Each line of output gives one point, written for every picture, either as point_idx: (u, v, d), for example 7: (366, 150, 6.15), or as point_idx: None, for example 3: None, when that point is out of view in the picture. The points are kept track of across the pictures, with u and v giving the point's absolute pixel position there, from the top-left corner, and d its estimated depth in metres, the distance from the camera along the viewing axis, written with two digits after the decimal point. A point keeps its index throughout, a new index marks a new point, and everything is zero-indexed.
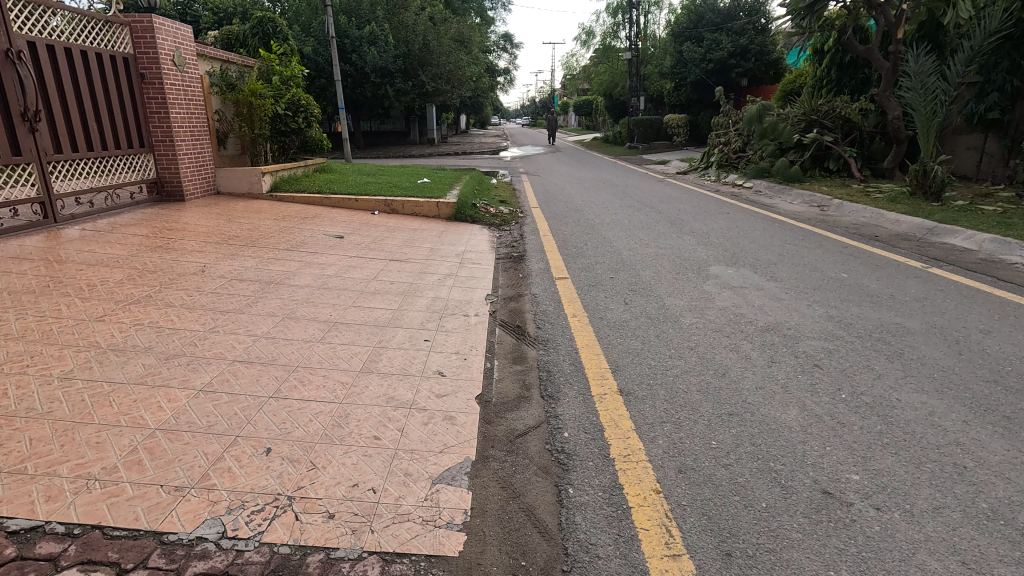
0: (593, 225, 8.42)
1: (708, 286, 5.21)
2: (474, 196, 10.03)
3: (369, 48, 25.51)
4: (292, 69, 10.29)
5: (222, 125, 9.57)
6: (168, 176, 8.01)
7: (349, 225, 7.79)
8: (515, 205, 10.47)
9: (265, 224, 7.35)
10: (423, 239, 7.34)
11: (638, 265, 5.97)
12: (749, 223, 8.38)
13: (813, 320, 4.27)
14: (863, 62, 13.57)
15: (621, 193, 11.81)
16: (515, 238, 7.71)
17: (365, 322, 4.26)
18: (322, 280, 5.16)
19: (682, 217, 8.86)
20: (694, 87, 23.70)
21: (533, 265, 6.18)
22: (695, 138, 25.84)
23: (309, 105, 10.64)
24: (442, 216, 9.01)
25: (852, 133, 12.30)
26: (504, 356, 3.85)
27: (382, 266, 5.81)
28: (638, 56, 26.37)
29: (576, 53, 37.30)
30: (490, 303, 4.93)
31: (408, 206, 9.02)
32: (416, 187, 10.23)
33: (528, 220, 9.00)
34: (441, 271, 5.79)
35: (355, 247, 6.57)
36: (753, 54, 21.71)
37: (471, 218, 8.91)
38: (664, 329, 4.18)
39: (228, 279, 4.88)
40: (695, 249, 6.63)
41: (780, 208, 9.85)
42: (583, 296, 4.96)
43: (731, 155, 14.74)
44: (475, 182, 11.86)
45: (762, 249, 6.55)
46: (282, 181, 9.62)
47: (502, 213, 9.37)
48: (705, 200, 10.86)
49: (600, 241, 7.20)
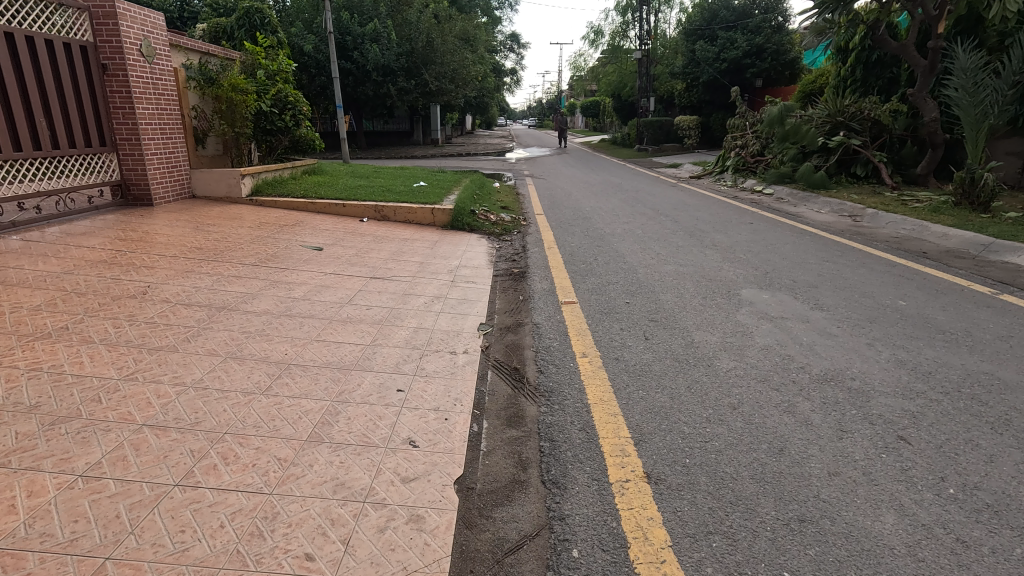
0: (604, 235, 7.61)
1: (742, 316, 4.39)
2: (474, 202, 9.23)
3: (371, 46, 24.84)
4: (279, 63, 9.81)
5: (200, 122, 8.79)
6: (134, 178, 7.27)
7: (333, 233, 7.01)
8: (519, 211, 9.66)
9: (237, 232, 6.57)
10: (415, 251, 6.55)
11: (657, 287, 5.15)
12: (777, 235, 7.54)
13: (881, 367, 3.44)
14: (890, 60, 12.79)
15: (633, 200, 10.99)
16: (517, 251, 6.91)
17: (327, 362, 3.46)
18: (286, 304, 4.37)
19: (702, 227, 8.03)
20: (707, 87, 22.85)
21: (536, 285, 5.38)
22: (707, 141, 24.96)
23: (299, 101, 10.09)
24: (437, 224, 8.22)
25: (881, 137, 11.45)
26: (495, 415, 3.04)
27: (361, 285, 5.02)
28: (648, 56, 25.53)
29: (584, 53, 36.49)
30: (483, 335, 4.12)
31: (401, 213, 8.24)
32: (411, 191, 9.45)
33: (532, 229, 8.20)
34: (429, 292, 5.01)
35: (334, 260, 5.80)
36: (770, 53, 20.82)
37: (469, 226, 8.10)
38: (695, 376, 3.37)
39: (172, 305, 4.09)
40: (721, 268, 5.80)
41: (808, 218, 9.01)
42: (595, 328, 4.15)
43: (749, 159, 13.87)
44: (478, 186, 11.07)
45: (798, 268, 5.72)
46: (265, 184, 8.87)
47: (503, 221, 8.58)
48: (724, 207, 10.02)
49: (613, 256, 6.39)
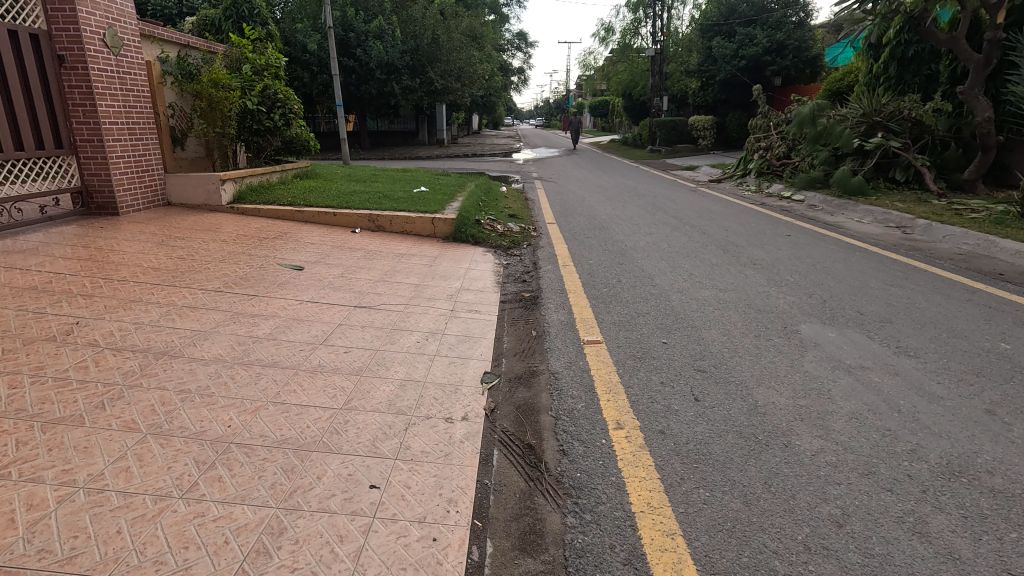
0: (625, 250, 6.74)
1: (811, 364, 3.52)
2: (479, 210, 8.39)
3: (375, 43, 24.09)
4: (268, 57, 8.98)
5: (178, 121, 7.99)
6: (98, 184, 6.47)
7: (320, 248, 6.21)
8: (528, 220, 8.82)
9: (209, 246, 5.76)
10: (412, 269, 5.73)
11: (698, 322, 4.29)
12: (821, 250, 6.66)
13: (1019, 450, 2.57)
14: (928, 56, 11.87)
15: (652, 206, 10.13)
16: (528, 268, 6.06)
17: (282, 438, 2.63)
18: (245, 347, 3.54)
19: (735, 241, 7.15)
20: (723, 86, 21.94)
21: (551, 316, 4.53)
22: (721, 141, 24.02)
23: (291, 98, 9.31)
24: (439, 235, 7.40)
25: (923, 138, 10.51)
26: (504, 532, 2.20)
27: (342, 318, 4.19)
28: (661, 53, 24.60)
29: (594, 51, 35.57)
30: (489, 392, 3.28)
31: (398, 223, 7.42)
32: (411, 198, 8.64)
33: (543, 242, 7.36)
34: (424, 326, 4.18)
35: (314, 283, 4.96)
36: (791, 50, 19.82)
37: (473, 238, 7.27)
38: (772, 464, 2.51)
39: (98, 350, 3.26)
40: (768, 294, 4.93)
41: (849, 229, 8.10)
42: (628, 383, 3.30)
43: (773, 161, 12.96)
44: (483, 192, 10.23)
45: (859, 295, 4.85)
46: (250, 190, 8.07)
47: (511, 232, 7.73)
48: (754, 216, 9.14)
49: (638, 278, 5.52)
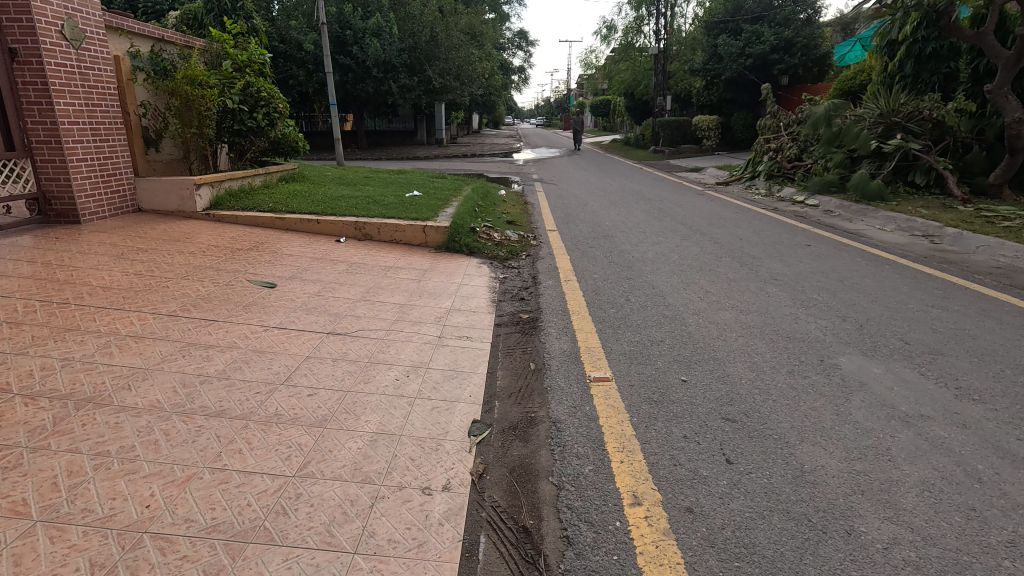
0: (632, 262, 6.19)
1: (859, 412, 2.97)
2: (475, 216, 7.85)
3: (372, 40, 23.55)
4: (251, 52, 8.45)
5: (151, 121, 7.44)
6: (56, 190, 5.94)
7: (298, 260, 5.66)
8: (527, 227, 8.26)
9: (174, 259, 5.22)
10: (398, 285, 5.18)
11: (721, 353, 3.73)
12: (846, 262, 6.12)
13: None
14: (948, 53, 11.33)
15: (659, 212, 9.57)
16: (527, 284, 5.51)
17: (211, 525, 2.08)
18: (189, 390, 2.99)
19: (751, 252, 6.59)
20: (729, 85, 21.39)
21: (552, 344, 3.98)
22: (726, 141, 23.48)
23: (275, 96, 8.76)
24: (430, 244, 6.85)
25: (944, 140, 9.96)
26: None
27: (311, 348, 3.65)
28: (665, 52, 24.06)
29: (595, 50, 35.01)
30: (477, 450, 2.72)
31: (386, 231, 6.88)
32: (402, 203, 8.10)
33: (543, 252, 6.81)
34: (405, 358, 3.64)
35: (286, 304, 4.41)
36: (799, 48, 19.27)
37: (467, 248, 6.72)
38: (836, 564, 1.96)
39: (7, 399, 2.71)
40: (796, 318, 4.38)
41: (872, 238, 7.54)
42: (646, 439, 2.75)
43: (784, 164, 12.40)
44: (480, 196, 9.68)
45: (900, 320, 4.31)
46: (229, 195, 7.52)
47: (508, 241, 7.17)
48: (768, 223, 8.59)
49: (649, 296, 4.96)
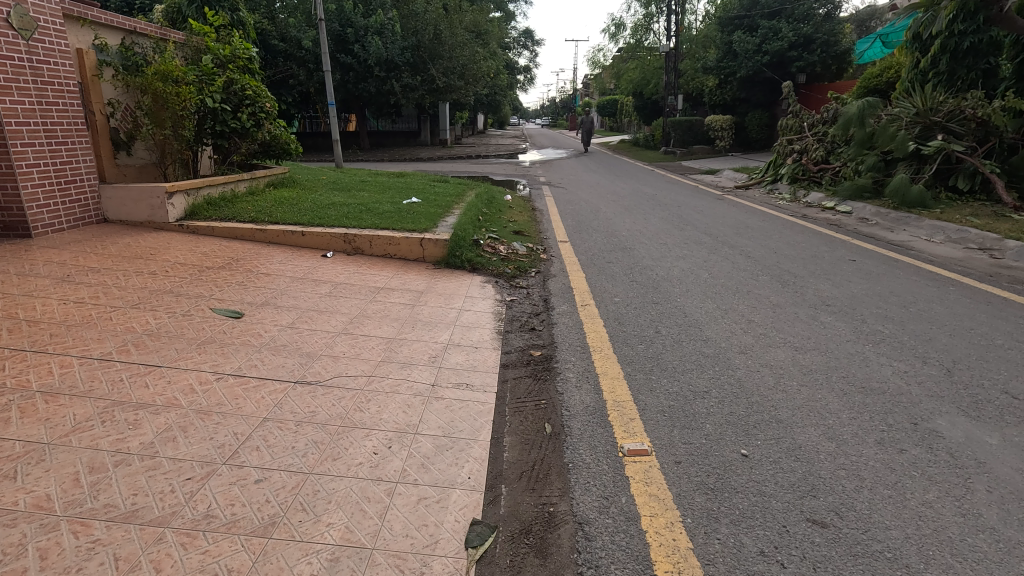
0: (655, 282, 5.44)
1: (993, 512, 2.21)
2: (478, 226, 7.12)
3: (374, 38, 22.88)
4: (234, 47, 7.75)
5: (121, 121, 6.74)
6: (4, 201, 5.25)
7: (276, 281, 4.94)
8: (536, 238, 7.52)
9: (129, 280, 4.51)
10: (388, 313, 4.45)
11: (785, 413, 2.97)
12: (904, 282, 5.34)
13: None
14: (987, 48, 10.53)
15: (679, 220, 8.80)
16: (538, 310, 4.78)
17: None
18: (95, 478, 2.26)
19: (790, 269, 5.82)
20: (743, 83, 20.58)
21: (571, 397, 3.23)
22: (739, 142, 22.66)
23: (262, 94, 8.09)
24: (429, 260, 6.13)
25: (990, 141, 9.13)
26: None
27: (270, 407, 2.91)
28: (676, 49, 23.22)
29: (603, 49, 34.17)
30: (478, 574, 1.99)
31: (379, 244, 6.15)
32: (399, 211, 7.38)
33: (555, 268, 6.07)
34: (388, 420, 2.90)
35: (250, 340, 3.69)
36: (818, 44, 18.44)
37: (469, 264, 5.99)
38: None
39: None
40: (866, 359, 3.62)
41: (923, 251, 6.75)
42: (709, 560, 2.00)
43: (810, 166, 11.61)
44: (484, 201, 8.97)
45: (995, 363, 3.53)
46: (207, 203, 6.82)
47: (515, 255, 6.44)
48: (802, 233, 7.80)
49: (682, 328, 4.21)
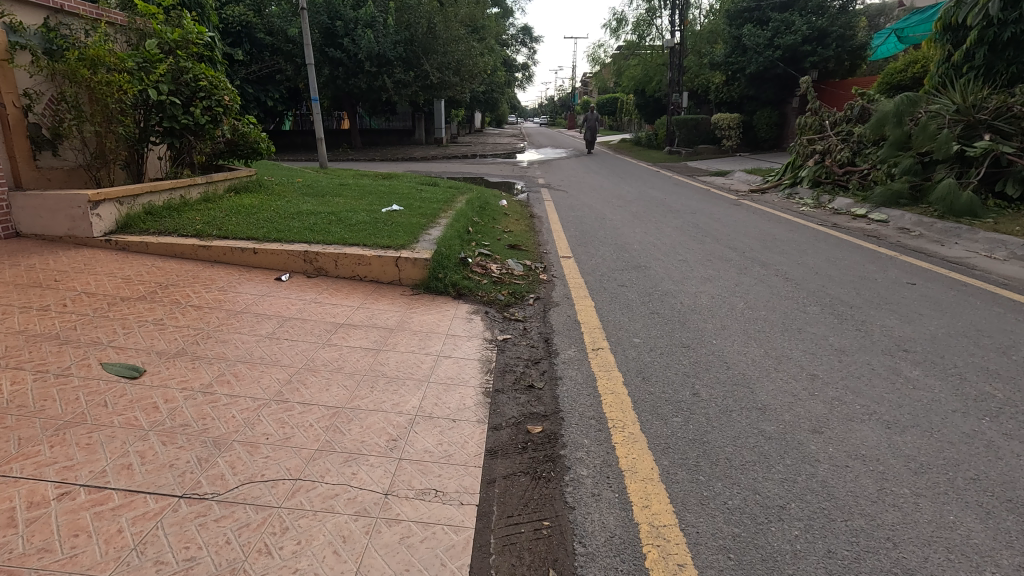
0: (681, 315, 4.43)
1: None
2: (466, 239, 6.11)
3: (364, 31, 21.84)
4: (186, 30, 6.73)
5: (43, 115, 5.70)
6: None
7: (205, 317, 3.92)
8: (534, 252, 6.51)
9: (7, 320, 3.48)
10: (342, 364, 3.44)
11: (910, 555, 1.97)
12: (987, 316, 4.33)
13: None
14: None
15: (696, 230, 7.80)
16: (537, 356, 3.77)
17: None
18: None
19: (841, 297, 4.83)
20: (752, 80, 19.60)
21: (585, 517, 2.22)
22: (747, 141, 21.66)
23: (220, 86, 7.08)
24: (405, 283, 5.11)
25: None
26: None
27: (122, 554, 1.89)
28: (680, 44, 22.19)
29: (602, 45, 33.14)
30: None
31: (345, 263, 5.13)
32: (375, 221, 6.36)
33: (558, 294, 5.06)
34: (308, 574, 1.89)
35: (137, 418, 2.67)
36: (833, 38, 17.35)
37: (453, 288, 4.98)
38: None
39: None
40: (991, 445, 2.62)
41: (988, 271, 5.75)
42: None
43: (834, 169, 10.62)
44: (475, 208, 7.95)
45: None
46: (146, 213, 5.79)
47: (509, 275, 5.43)
48: (839, 247, 6.82)
49: (726, 389, 3.20)
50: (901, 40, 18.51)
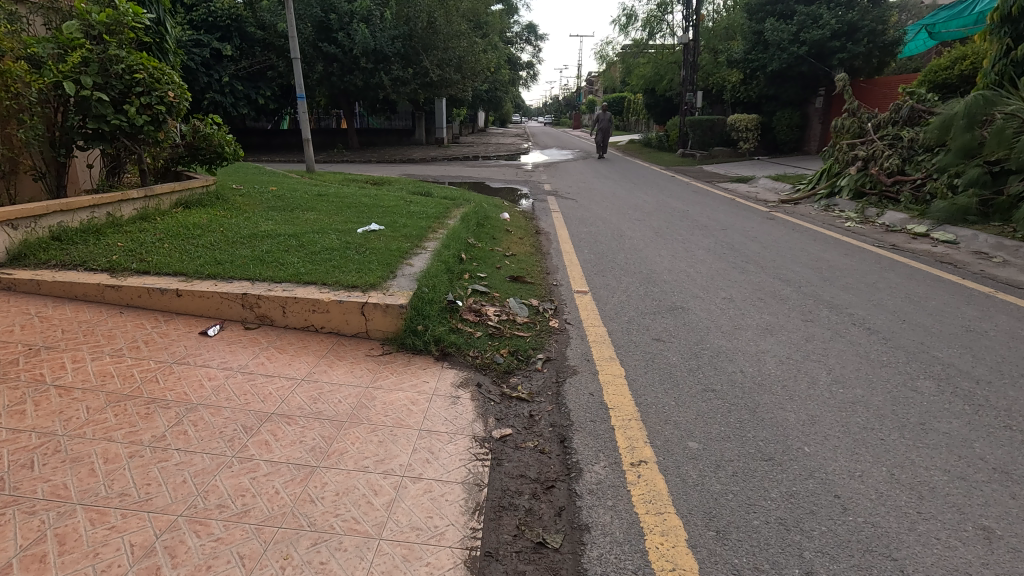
0: (748, 397, 3.19)
1: None
2: (457, 272, 4.89)
3: (360, 26, 20.62)
4: (120, 11, 5.53)
5: None
6: None
7: (69, 408, 2.73)
8: (542, 285, 5.29)
9: None
10: (249, 504, 2.23)
11: None
12: None
13: None
14: None
15: (732, 253, 6.57)
16: (549, 478, 2.56)
17: None
18: None
19: (956, 364, 3.60)
20: (772, 78, 18.37)
21: None
22: (766, 144, 20.37)
23: (165, 80, 5.86)
24: (374, 336, 3.91)
25: None
26: None
27: None
28: (695, 40, 20.92)
29: (609, 42, 31.87)
30: None
31: (295, 310, 3.93)
32: (345, 246, 5.16)
33: (574, 353, 3.84)
34: None
35: None
36: (863, 33, 15.93)
37: (435, 345, 3.77)
38: None
39: None
40: None
41: None
42: None
43: (881, 178, 9.39)
44: (471, 224, 6.74)
45: None
46: (52, 238, 4.60)
47: (509, 323, 4.22)
48: (914, 279, 5.56)
49: (859, 571, 1.97)
50: (934, 36, 17.16)
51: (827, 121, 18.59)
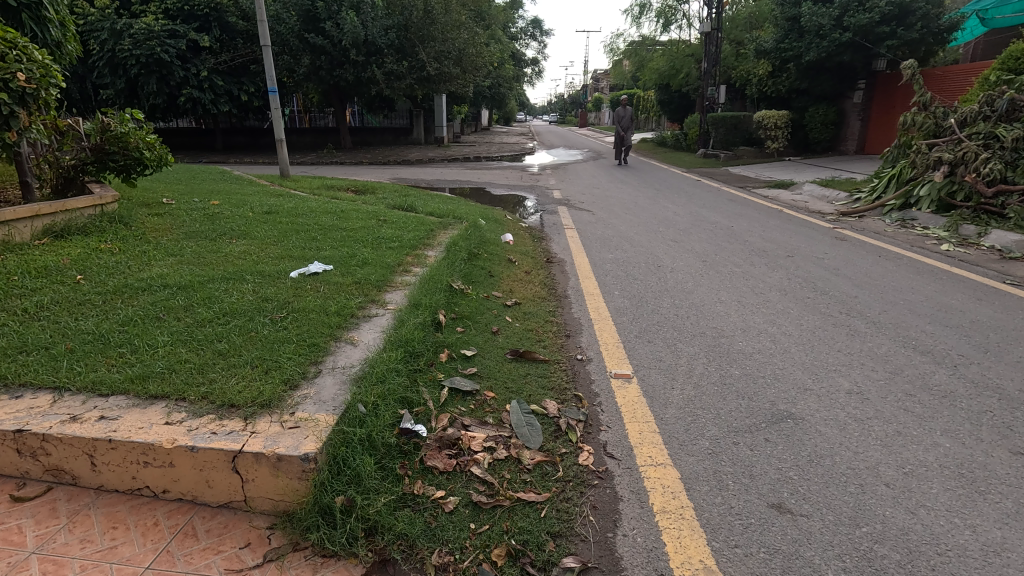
0: None
1: None
2: (427, 354, 3.08)
3: (349, 14, 18.83)
4: None
5: None
6: None
7: None
8: (560, 364, 3.48)
9: None
10: None
11: None
12: None
13: None
14: None
15: (823, 300, 4.72)
16: None
17: None
18: None
19: None
20: (806, 71, 16.47)
21: None
22: (796, 143, 18.45)
23: (16, 56, 4.12)
24: (259, 511, 2.12)
25: None
26: None
27: None
28: (718, 29, 18.96)
29: (619, 34, 29.88)
30: None
31: (112, 463, 2.13)
32: (258, 306, 3.36)
33: (633, 554, 2.03)
34: None
35: None
36: (917, 17, 13.91)
37: (366, 543, 1.98)
38: None
39: None
40: None
41: None
42: None
43: (979, 187, 7.48)
44: (459, 257, 4.92)
45: None
46: None
47: (508, 468, 2.40)
48: None
49: None
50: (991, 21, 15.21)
51: (867, 118, 16.69)
